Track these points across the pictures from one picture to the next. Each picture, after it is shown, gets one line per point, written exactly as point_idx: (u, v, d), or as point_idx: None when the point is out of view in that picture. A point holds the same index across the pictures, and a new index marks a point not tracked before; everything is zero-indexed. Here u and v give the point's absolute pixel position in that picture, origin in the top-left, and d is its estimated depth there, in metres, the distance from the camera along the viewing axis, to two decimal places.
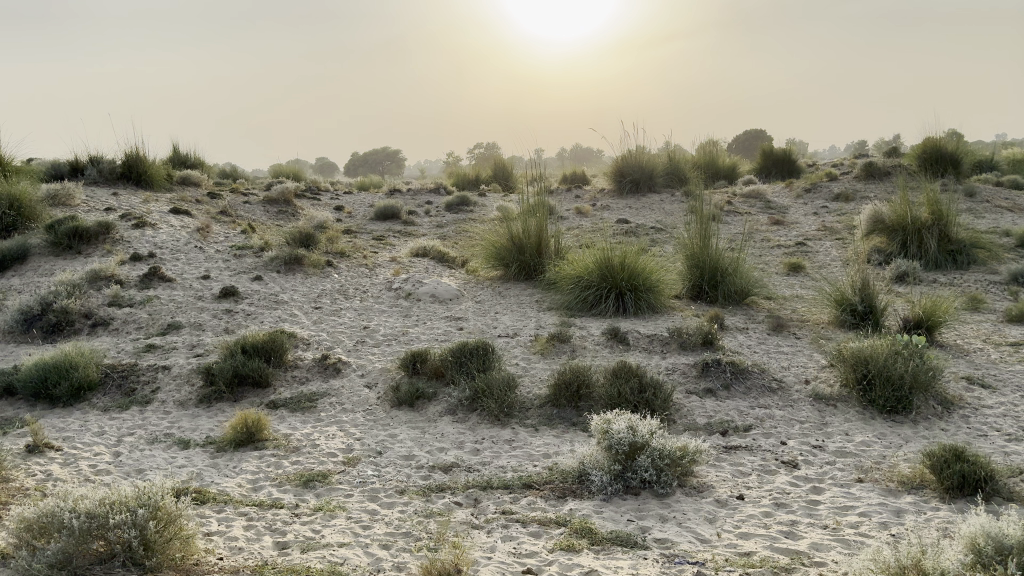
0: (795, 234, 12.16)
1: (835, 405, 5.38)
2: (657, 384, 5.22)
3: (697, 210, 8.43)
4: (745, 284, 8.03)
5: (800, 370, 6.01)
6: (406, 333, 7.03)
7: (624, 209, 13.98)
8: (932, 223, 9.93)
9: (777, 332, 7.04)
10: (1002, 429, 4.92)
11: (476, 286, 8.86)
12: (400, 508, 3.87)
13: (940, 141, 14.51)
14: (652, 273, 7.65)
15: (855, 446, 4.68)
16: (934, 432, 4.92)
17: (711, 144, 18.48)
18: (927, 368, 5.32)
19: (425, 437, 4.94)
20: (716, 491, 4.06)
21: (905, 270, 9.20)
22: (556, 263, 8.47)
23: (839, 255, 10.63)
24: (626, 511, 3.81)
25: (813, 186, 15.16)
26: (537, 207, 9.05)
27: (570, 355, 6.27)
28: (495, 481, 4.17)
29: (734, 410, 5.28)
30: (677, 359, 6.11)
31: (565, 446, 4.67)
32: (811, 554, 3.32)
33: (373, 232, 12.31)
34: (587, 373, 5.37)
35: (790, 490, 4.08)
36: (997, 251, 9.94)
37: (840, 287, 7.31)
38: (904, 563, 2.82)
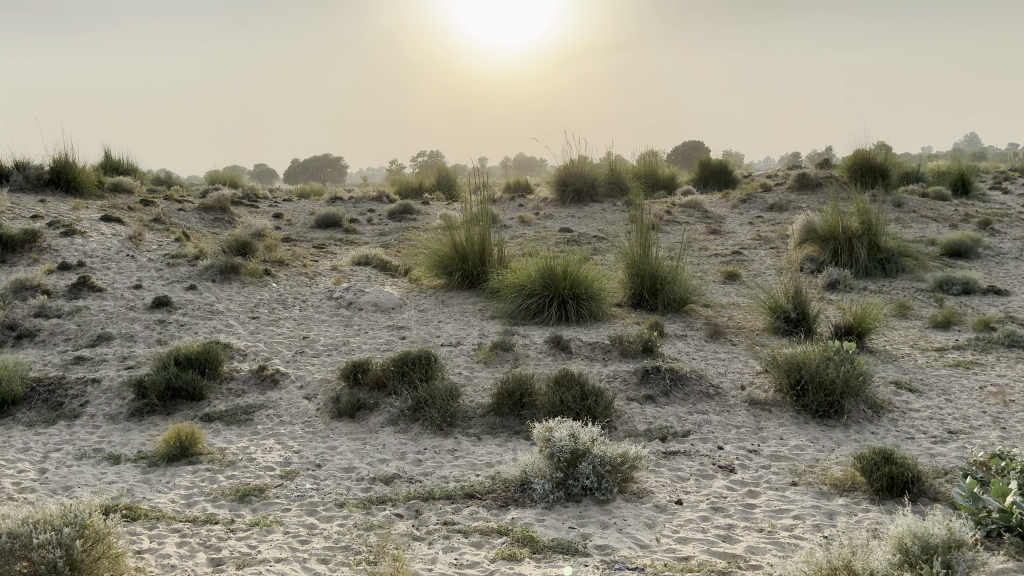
0: (731, 243, 12.44)
1: (770, 410, 5.51)
2: (599, 391, 5.26)
3: (638, 219, 8.56)
4: (684, 292, 8.18)
5: (736, 375, 6.14)
6: (347, 342, 6.95)
7: (567, 218, 14.10)
8: (862, 232, 10.26)
9: (714, 339, 7.18)
10: (928, 431, 5.11)
11: (419, 295, 8.81)
12: (340, 521, 3.81)
13: (869, 152, 15.02)
14: (594, 281, 7.73)
15: (789, 450, 4.80)
16: (865, 435, 5.07)
17: (651, 154, 18.80)
18: (857, 373, 5.49)
19: (366, 448, 4.87)
20: (655, 496, 4.11)
21: (836, 278, 9.49)
22: (499, 272, 8.50)
23: (774, 264, 10.91)
24: (568, 518, 3.82)
25: (749, 197, 15.54)
26: (480, 216, 9.07)
27: (512, 362, 6.28)
28: (437, 491, 4.14)
29: (674, 417, 5.36)
30: (618, 366, 6.17)
31: (507, 455, 4.67)
32: (747, 557, 3.38)
33: (313, 240, 12.14)
34: (529, 381, 5.38)
35: (727, 494, 4.15)
36: (922, 259, 10.34)
37: (774, 295, 7.50)
38: (836, 564, 2.89)
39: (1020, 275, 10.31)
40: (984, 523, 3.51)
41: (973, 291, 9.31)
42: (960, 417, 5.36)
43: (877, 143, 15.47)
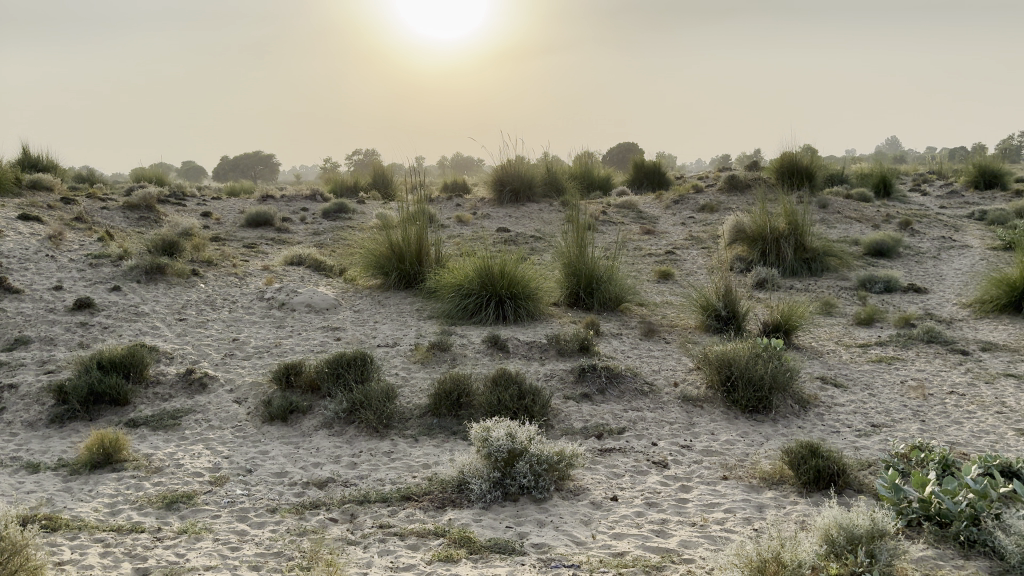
0: (664, 243, 12.65)
1: (702, 406, 5.62)
2: (536, 390, 5.28)
3: (574, 219, 8.62)
4: (619, 291, 8.28)
5: (669, 373, 6.24)
6: (279, 344, 6.80)
7: (504, 218, 14.11)
8: (789, 232, 10.55)
9: (648, 337, 7.28)
10: (852, 425, 5.28)
11: (354, 295, 8.68)
12: (272, 527, 3.73)
13: (796, 154, 15.46)
14: (531, 281, 7.76)
15: (720, 445, 4.90)
16: (792, 430, 5.22)
17: (587, 155, 18.99)
18: (785, 369, 5.64)
19: (298, 452, 4.78)
20: (591, 494, 4.14)
21: (764, 277, 9.75)
22: (436, 272, 8.46)
23: (705, 264, 11.14)
24: (505, 518, 3.82)
25: (681, 198, 15.83)
26: (416, 215, 9.01)
27: (449, 363, 6.25)
28: (372, 494, 4.08)
29: (610, 414, 5.41)
30: (555, 366, 6.20)
31: (444, 456, 4.64)
32: (681, 551, 3.44)
33: (244, 240, 11.87)
34: (467, 382, 5.36)
35: (661, 489, 4.21)
36: (846, 259, 10.70)
37: (706, 293, 7.65)
38: (766, 557, 2.95)
39: (937, 273, 10.77)
40: (906, 513, 3.64)
41: (894, 289, 9.69)
42: (882, 411, 5.56)
43: (804, 146, 15.94)
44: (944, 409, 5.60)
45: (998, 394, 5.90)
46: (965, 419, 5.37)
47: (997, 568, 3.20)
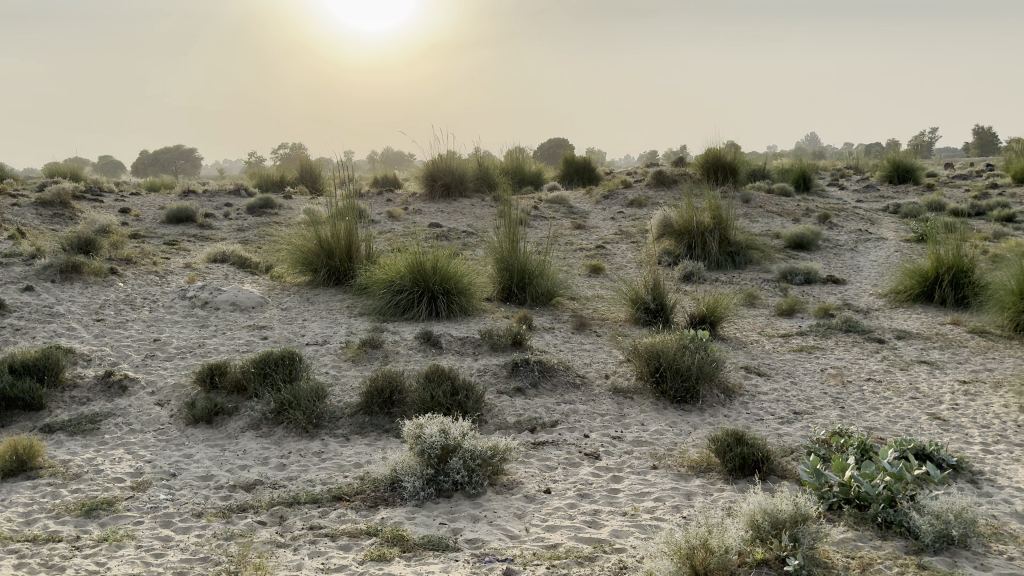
0: (595, 237, 12.79)
1: (632, 398, 5.70)
2: (469, 385, 5.27)
3: (505, 214, 8.63)
4: (551, 285, 8.33)
5: (601, 365, 6.32)
6: (203, 344, 6.60)
7: (436, 213, 14.03)
8: (714, 226, 10.81)
9: (580, 331, 7.35)
10: (775, 413, 5.45)
11: (281, 292, 8.51)
12: (198, 532, 3.63)
13: (720, 150, 15.82)
14: (463, 276, 7.74)
15: (650, 435, 4.99)
16: (718, 418, 5.35)
17: (517, 150, 19.04)
18: (711, 360, 5.78)
19: (225, 455, 4.66)
20: (525, 487, 4.16)
21: (691, 271, 9.96)
22: (367, 268, 8.36)
23: (634, 257, 11.32)
24: (438, 514, 3.80)
25: (611, 193, 16.02)
26: (345, 211, 8.88)
27: (381, 360, 6.18)
28: (302, 495, 4.01)
29: (542, 408, 5.44)
30: (488, 361, 6.19)
31: (376, 455, 4.59)
32: (612, 541, 3.49)
33: (165, 237, 11.48)
34: (399, 379, 5.31)
35: (593, 480, 4.26)
36: (769, 252, 11.03)
37: (635, 286, 7.77)
38: (694, 543, 3.02)
39: (855, 265, 11.20)
40: (827, 497, 3.77)
41: (814, 281, 10.03)
42: (803, 399, 5.75)
43: (726, 142, 16.33)
44: (862, 396, 5.83)
45: (911, 380, 6.18)
46: (881, 405, 5.60)
47: (912, 547, 3.35)
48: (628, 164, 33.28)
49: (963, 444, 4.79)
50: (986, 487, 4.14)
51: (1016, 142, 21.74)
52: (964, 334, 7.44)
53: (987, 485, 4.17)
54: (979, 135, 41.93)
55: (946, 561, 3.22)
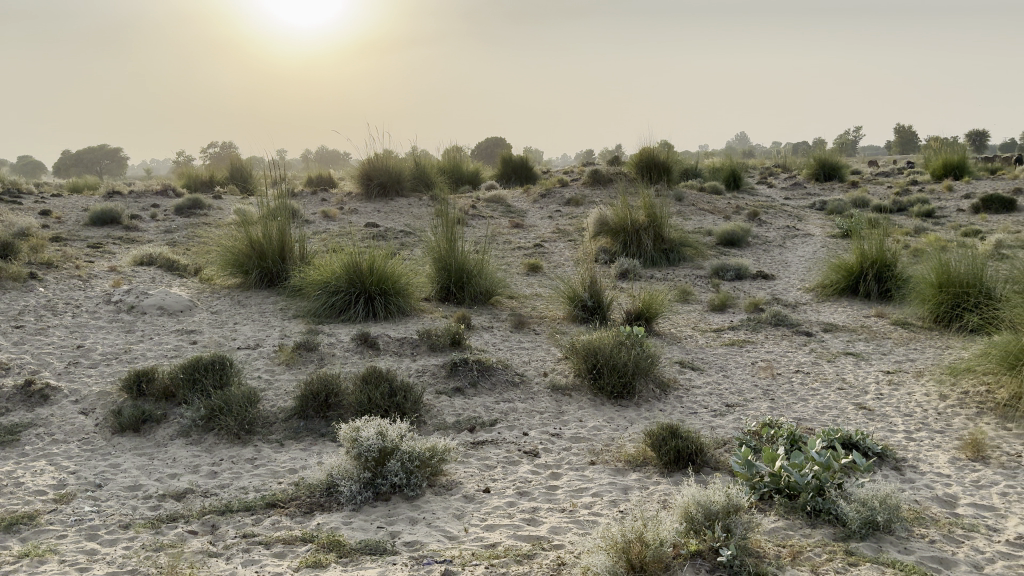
0: (532, 236, 12.84)
1: (570, 395, 5.74)
2: (407, 386, 5.22)
3: (443, 213, 8.59)
4: (490, 284, 8.33)
5: (539, 363, 6.35)
6: (129, 350, 6.39)
7: (372, 213, 13.88)
8: (648, 224, 10.98)
9: (518, 329, 7.37)
10: (708, 406, 5.56)
11: (212, 295, 8.29)
12: (125, 544, 3.50)
13: (654, 150, 16.06)
14: (400, 277, 7.67)
15: (588, 431, 5.03)
16: (654, 413, 5.43)
17: (454, 149, 18.98)
18: (647, 355, 5.87)
19: (154, 463, 4.52)
20: (464, 487, 4.15)
21: (627, 268, 10.09)
22: (301, 269, 8.22)
23: (571, 256, 11.40)
24: (376, 518, 3.76)
25: (548, 192, 16.11)
26: (278, 211, 8.72)
27: (317, 363, 6.08)
28: (235, 503, 3.91)
29: (481, 407, 5.44)
30: (427, 361, 6.16)
31: (312, 459, 4.51)
32: (551, 538, 3.50)
33: (88, 239, 11.07)
34: (335, 381, 5.23)
35: (532, 478, 4.28)
36: (701, 248, 11.26)
37: (573, 284, 7.83)
38: (630, 537, 3.05)
39: (783, 260, 11.52)
40: (758, 488, 3.87)
41: (745, 277, 10.28)
42: (735, 392, 5.89)
43: (660, 141, 16.66)
44: (791, 387, 6.00)
45: (838, 371, 6.39)
46: (810, 396, 5.77)
47: (840, 534, 3.46)
48: (552, 167, 28.44)
49: (887, 432, 4.97)
50: (908, 473, 4.31)
51: (934, 140, 22.66)
52: (887, 326, 7.73)
53: (909, 471, 4.33)
54: (900, 134, 43.55)
55: (872, 547, 3.33)
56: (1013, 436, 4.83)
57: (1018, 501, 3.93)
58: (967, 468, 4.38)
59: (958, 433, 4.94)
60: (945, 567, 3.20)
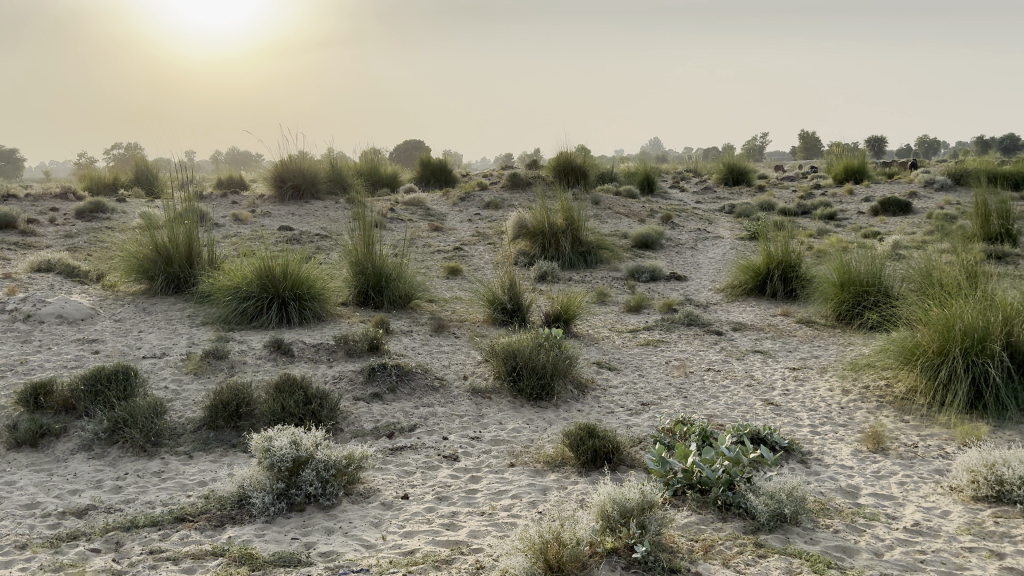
0: (452, 239, 12.81)
1: (490, 397, 5.75)
2: (323, 394, 5.12)
3: (360, 215, 8.48)
4: (408, 288, 8.26)
5: (459, 367, 6.34)
6: (25, 361, 6.05)
7: (286, 216, 13.58)
8: (566, 227, 11.11)
9: (438, 333, 7.34)
10: (624, 405, 5.67)
11: (115, 303, 7.94)
12: (21, 566, 3.31)
13: (570, 154, 16.26)
14: (315, 281, 7.53)
15: (507, 434, 5.05)
16: (572, 413, 5.49)
17: (371, 151, 18.78)
18: (565, 357, 5.94)
19: (52, 480, 4.29)
20: (381, 494, 4.10)
21: (545, 271, 10.18)
22: (210, 275, 7.96)
23: (491, 259, 11.42)
24: (290, 529, 3.67)
25: (467, 195, 16.10)
26: (186, 214, 8.44)
27: (227, 371, 5.90)
28: (141, 518, 3.75)
29: (400, 412, 5.38)
30: (344, 367, 6.05)
31: (223, 471, 4.37)
32: (470, 542, 3.50)
33: None
34: (247, 390, 5.09)
35: (452, 483, 4.26)
36: (618, 251, 11.47)
37: (492, 287, 7.85)
38: (548, 538, 3.07)
39: (695, 262, 11.84)
40: (671, 484, 3.95)
41: (659, 278, 10.52)
42: (650, 390, 6.02)
43: (578, 145, 16.88)
44: (703, 385, 6.17)
45: (747, 368, 6.61)
46: (721, 393, 5.94)
47: (750, 527, 3.57)
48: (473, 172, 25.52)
49: (794, 427, 5.17)
50: (813, 466, 4.49)
51: (836, 145, 23.72)
52: (793, 324, 8.05)
53: (815, 464, 4.51)
54: (804, 139, 45.48)
55: (779, 539, 3.46)
56: (909, 427, 5.10)
57: (914, 489, 4.15)
58: (868, 459, 4.59)
59: (860, 426, 5.18)
60: (848, 555, 3.35)
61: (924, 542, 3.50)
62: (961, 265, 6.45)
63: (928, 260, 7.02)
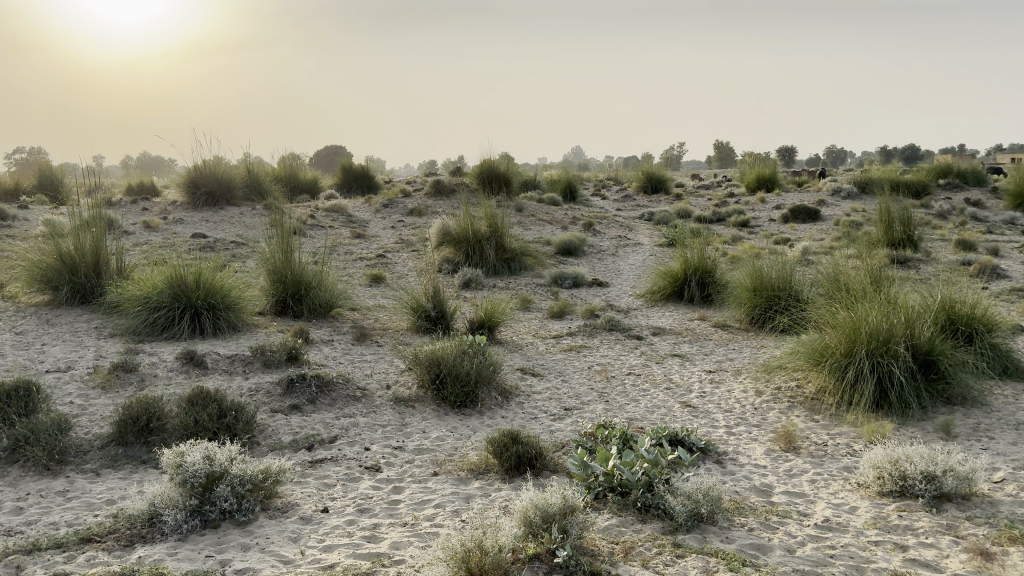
0: (375, 246, 12.67)
1: (414, 406, 5.70)
2: (239, 406, 4.97)
3: (278, 223, 8.30)
4: (329, 296, 8.13)
5: (381, 376, 6.27)
6: None
7: (201, 223, 13.17)
8: (490, 234, 11.14)
9: (360, 342, 7.24)
10: (548, 411, 5.71)
11: (15, 314, 7.54)
12: None
13: (494, 160, 16.30)
14: (230, 291, 7.33)
15: (431, 442, 5.02)
16: (496, 420, 5.51)
17: (290, 157, 18.45)
18: (488, 364, 5.94)
19: None
20: (300, 508, 4.01)
21: (469, 277, 10.17)
22: (118, 285, 7.65)
23: (414, 266, 11.35)
24: (204, 546, 3.55)
25: (390, 202, 15.96)
26: (93, 221, 8.10)
27: (137, 385, 5.67)
28: (43, 541, 3.57)
29: (320, 423, 5.28)
30: (260, 379, 5.90)
31: (133, 488, 4.20)
32: (391, 554, 3.46)
33: None
34: (158, 405, 4.90)
35: (373, 494, 4.20)
36: (540, 258, 11.57)
37: (415, 295, 7.79)
38: (469, 546, 3.07)
39: (616, 268, 12.04)
40: (593, 487, 4.00)
41: (581, 284, 10.67)
42: (573, 395, 6.09)
43: (501, 152, 16.96)
44: (624, 389, 6.26)
45: (666, 372, 6.75)
46: (641, 397, 6.05)
47: (668, 527, 3.65)
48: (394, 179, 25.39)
49: (710, 428, 5.31)
50: (729, 466, 4.61)
51: (748, 155, 24.60)
52: (709, 328, 8.28)
53: (730, 464, 4.64)
54: (719, 149, 46.95)
55: (697, 538, 3.54)
56: (819, 426, 5.31)
57: (824, 486, 4.32)
58: (781, 458, 4.75)
59: (774, 426, 5.35)
60: (762, 552, 3.45)
61: (833, 538, 3.65)
62: (866, 270, 6.76)
63: (835, 265, 7.33)
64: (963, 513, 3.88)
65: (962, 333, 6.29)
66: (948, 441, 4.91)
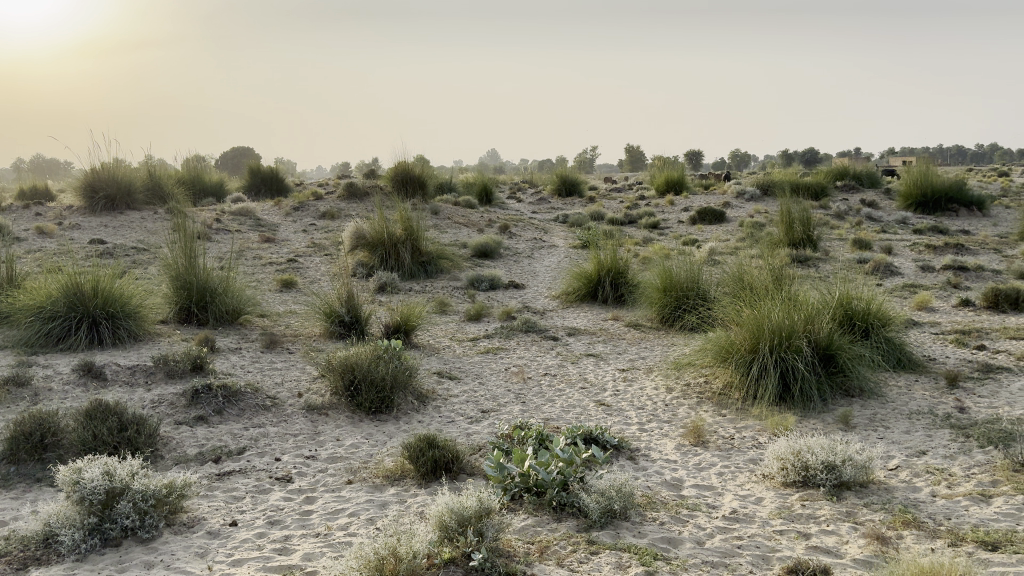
0: (285, 251, 12.39)
1: (327, 413, 5.61)
2: (140, 419, 4.77)
3: (181, 227, 8.01)
4: (236, 303, 7.90)
5: (293, 384, 6.13)
6: None
7: (100, 228, 12.59)
8: (405, 238, 11.04)
9: (270, 349, 7.07)
10: (465, 414, 5.71)
11: None
12: None
13: (408, 163, 16.16)
14: (130, 299, 7.04)
15: (345, 450, 4.95)
16: (411, 425, 5.48)
17: (194, 159, 17.85)
18: (403, 368, 5.90)
19: None
20: (207, 523, 3.89)
21: (385, 281, 10.08)
22: (8, 294, 7.24)
23: (327, 271, 11.16)
24: (105, 566, 3.40)
25: (301, 205, 15.64)
26: None
27: (28, 399, 5.38)
28: None
29: (227, 435, 5.13)
30: (164, 390, 5.68)
31: (26, 508, 3.98)
32: (303, 565, 3.40)
33: None
34: (54, 420, 4.67)
35: (285, 505, 4.11)
36: (456, 261, 11.56)
37: (328, 299, 7.66)
38: (383, 554, 3.05)
39: (531, 271, 12.14)
40: (509, 488, 4.02)
41: (497, 287, 10.72)
42: (489, 397, 6.10)
43: (415, 155, 16.85)
44: (540, 390, 6.33)
45: (581, 372, 6.85)
46: (556, 397, 6.12)
47: (582, 525, 3.70)
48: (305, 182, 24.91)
49: (623, 425, 5.42)
50: (640, 462, 4.72)
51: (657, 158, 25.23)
52: (622, 328, 8.45)
53: (642, 460, 4.74)
54: (629, 151, 48.06)
55: (610, 534, 3.61)
56: (726, 420, 5.49)
57: (731, 478, 4.47)
58: (690, 453, 4.89)
59: (683, 421, 5.51)
60: (672, 546, 3.55)
61: (740, 528, 3.78)
62: (769, 269, 7.04)
63: (740, 265, 7.61)
64: (861, 500, 4.08)
65: (859, 327, 6.62)
66: (847, 431, 5.16)
